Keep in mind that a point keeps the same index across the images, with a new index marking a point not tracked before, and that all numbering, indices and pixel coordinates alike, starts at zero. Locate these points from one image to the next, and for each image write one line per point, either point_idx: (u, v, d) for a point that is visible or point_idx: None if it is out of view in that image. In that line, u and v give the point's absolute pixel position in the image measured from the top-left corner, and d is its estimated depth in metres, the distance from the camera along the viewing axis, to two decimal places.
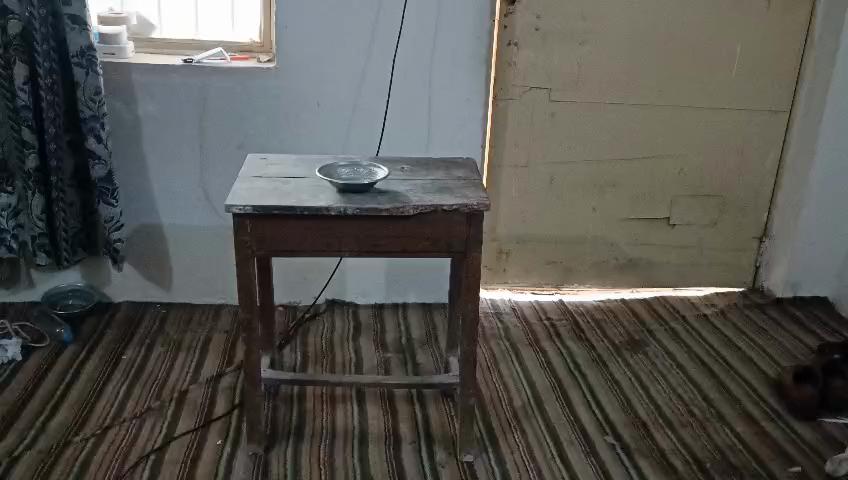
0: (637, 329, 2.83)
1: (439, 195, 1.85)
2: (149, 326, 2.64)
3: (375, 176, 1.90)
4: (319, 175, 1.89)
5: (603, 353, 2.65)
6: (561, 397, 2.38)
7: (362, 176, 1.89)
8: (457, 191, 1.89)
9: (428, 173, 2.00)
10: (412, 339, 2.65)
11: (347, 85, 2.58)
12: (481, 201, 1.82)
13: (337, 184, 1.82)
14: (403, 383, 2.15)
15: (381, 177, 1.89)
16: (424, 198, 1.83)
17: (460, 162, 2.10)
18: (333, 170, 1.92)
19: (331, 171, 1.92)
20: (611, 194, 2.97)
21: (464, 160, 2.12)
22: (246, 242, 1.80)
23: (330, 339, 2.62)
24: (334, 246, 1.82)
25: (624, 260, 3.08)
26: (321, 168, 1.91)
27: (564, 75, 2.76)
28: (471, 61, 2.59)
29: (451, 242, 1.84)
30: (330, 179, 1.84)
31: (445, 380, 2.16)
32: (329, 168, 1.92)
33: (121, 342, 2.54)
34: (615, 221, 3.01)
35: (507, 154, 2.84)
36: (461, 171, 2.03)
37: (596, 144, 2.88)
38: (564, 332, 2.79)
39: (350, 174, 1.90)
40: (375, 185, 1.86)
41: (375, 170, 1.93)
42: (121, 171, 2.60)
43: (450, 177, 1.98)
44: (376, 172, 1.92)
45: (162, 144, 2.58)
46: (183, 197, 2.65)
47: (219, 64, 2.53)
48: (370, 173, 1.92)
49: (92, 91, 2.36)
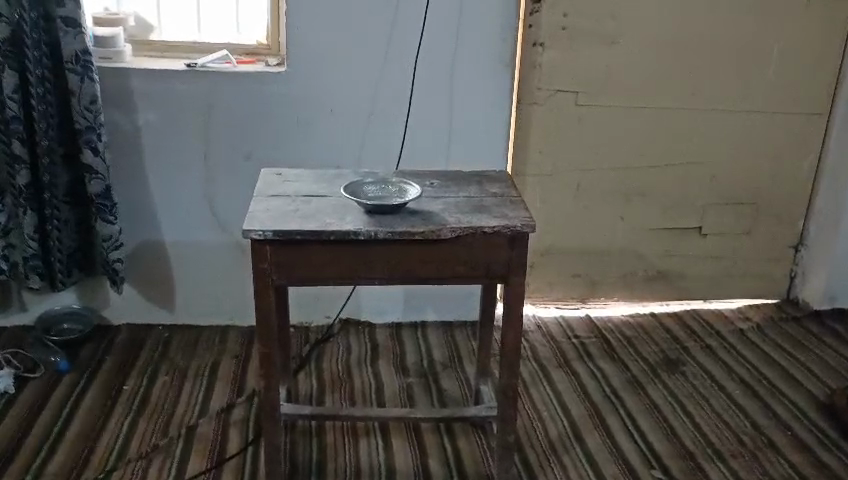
0: (672, 347, 2.67)
1: (477, 215, 1.68)
2: (150, 352, 2.45)
3: (408, 195, 1.72)
4: (344, 194, 1.71)
5: (639, 375, 2.49)
6: (598, 424, 2.21)
7: (391, 195, 1.72)
8: (495, 209, 1.72)
9: (460, 189, 1.83)
10: (433, 362, 2.46)
11: (363, 91, 2.39)
12: (524, 222, 1.64)
13: (365, 204, 1.64)
14: (433, 417, 1.97)
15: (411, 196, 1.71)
16: (461, 219, 1.65)
17: (493, 175, 1.93)
18: (358, 189, 1.74)
19: (357, 189, 1.74)
20: (641, 203, 2.80)
21: (497, 173, 1.94)
22: (264, 270, 1.62)
23: (346, 363, 2.44)
24: (362, 273, 1.64)
25: (653, 272, 2.91)
26: (347, 187, 1.73)
27: (592, 77, 2.59)
28: (496, 64, 2.41)
29: (492, 267, 1.66)
30: (357, 199, 1.67)
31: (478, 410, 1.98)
32: (354, 187, 1.74)
33: (122, 370, 2.35)
34: (644, 231, 2.84)
35: (531, 162, 2.67)
36: (496, 185, 1.86)
37: (625, 150, 2.70)
38: (594, 351, 2.61)
39: (377, 192, 1.72)
40: (406, 205, 1.69)
41: (404, 187, 1.76)
42: (118, 184, 2.41)
43: (485, 194, 1.81)
44: (407, 190, 1.74)
45: (163, 156, 2.39)
46: (187, 212, 2.46)
47: (225, 68, 2.35)
48: (402, 192, 1.74)
49: (88, 100, 2.17)
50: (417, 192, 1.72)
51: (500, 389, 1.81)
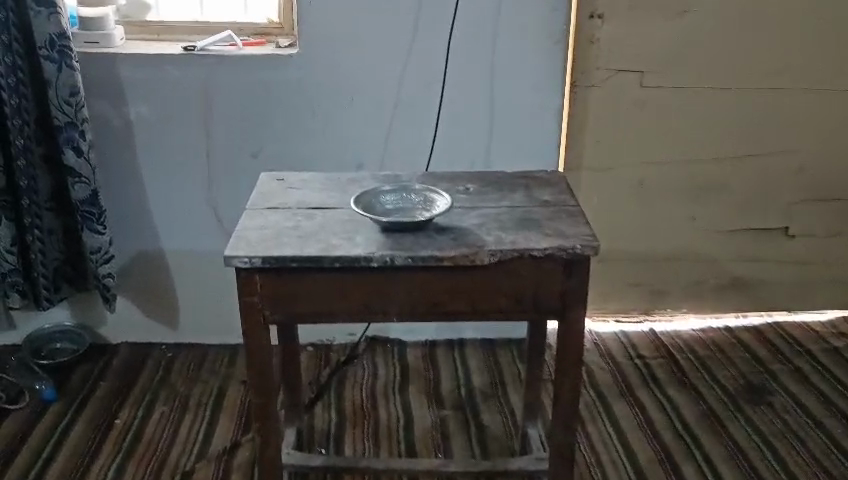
0: (751, 370, 2.26)
1: (523, 233, 1.32)
2: (150, 375, 2.15)
3: (436, 210, 1.37)
4: (355, 207, 1.36)
5: (716, 407, 2.09)
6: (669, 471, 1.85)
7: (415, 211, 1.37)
8: (546, 224, 1.35)
9: (501, 198, 1.47)
10: (473, 392, 2.11)
11: (388, 76, 2.04)
12: (583, 244, 1.28)
13: (382, 221, 1.29)
14: (471, 471, 1.63)
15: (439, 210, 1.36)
16: (503, 239, 1.29)
17: (543, 179, 1.56)
18: (372, 203, 1.39)
19: (370, 202, 1.39)
20: (717, 200, 2.38)
21: (548, 175, 1.58)
22: (254, 303, 1.29)
23: (371, 391, 2.10)
24: (376, 309, 1.30)
25: (728, 279, 2.48)
26: (358, 198, 1.38)
27: (660, 54, 2.19)
28: (545, 39, 2.03)
29: (542, 300, 1.30)
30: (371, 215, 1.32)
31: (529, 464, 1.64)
32: (367, 199, 1.39)
33: (116, 398, 2.05)
34: (718, 232, 2.41)
35: (586, 154, 2.28)
36: (547, 193, 1.49)
37: (698, 139, 2.29)
38: (662, 376, 2.22)
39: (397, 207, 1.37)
40: (432, 221, 1.34)
41: (431, 197, 1.41)
42: (110, 188, 2.11)
43: (533, 204, 1.45)
44: (435, 203, 1.39)
45: (160, 154, 2.08)
46: (189, 217, 2.15)
47: (228, 51, 2.02)
48: (429, 207, 1.39)
49: (67, 91, 1.86)
50: (448, 203, 1.36)
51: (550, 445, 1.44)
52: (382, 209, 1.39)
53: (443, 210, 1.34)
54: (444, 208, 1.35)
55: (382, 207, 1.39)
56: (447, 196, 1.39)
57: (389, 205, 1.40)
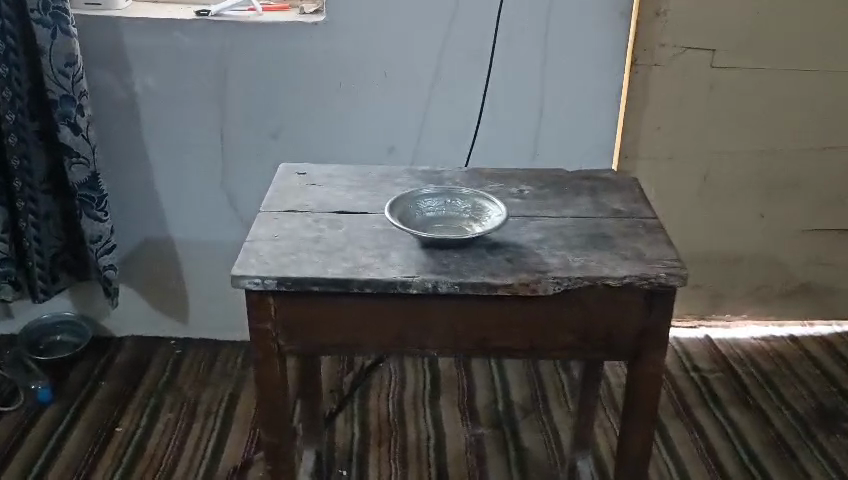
0: (821, 390, 2.01)
1: (592, 255, 1.08)
2: (155, 377, 1.95)
3: (488, 223, 1.13)
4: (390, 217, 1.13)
5: (784, 431, 1.86)
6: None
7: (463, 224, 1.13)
8: (619, 243, 1.12)
9: (562, 206, 1.23)
10: (511, 407, 1.89)
11: (427, 49, 1.79)
12: (668, 272, 1.04)
13: (424, 237, 1.06)
14: None
15: (492, 223, 1.12)
16: (569, 263, 1.06)
17: (609, 182, 1.32)
18: (411, 211, 1.15)
19: (408, 209, 1.16)
20: (791, 198, 2.12)
21: (614, 177, 1.34)
22: (268, 331, 1.08)
23: (398, 403, 1.89)
24: (413, 343, 1.08)
25: (796, 284, 2.23)
26: (395, 204, 1.15)
27: (736, 30, 1.91)
28: (607, 11, 1.76)
29: (615, 339, 1.07)
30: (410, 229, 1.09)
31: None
32: (405, 205, 1.16)
33: (118, 402, 1.86)
34: (788, 233, 2.16)
35: (645, 142, 2.03)
36: (616, 199, 1.25)
37: (773, 128, 2.03)
38: (722, 392, 1.99)
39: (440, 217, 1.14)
40: (482, 236, 1.11)
41: (482, 204, 1.17)
42: (114, 168, 1.89)
43: (600, 213, 1.21)
44: (486, 212, 1.15)
45: (169, 132, 1.86)
46: (200, 202, 1.93)
47: (245, 18, 1.78)
48: (479, 217, 1.15)
49: (62, 60, 1.64)
50: (503, 215, 1.12)
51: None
52: (423, 218, 1.16)
53: (498, 223, 1.10)
54: (498, 221, 1.11)
55: (422, 215, 1.16)
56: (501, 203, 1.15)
57: (431, 214, 1.16)
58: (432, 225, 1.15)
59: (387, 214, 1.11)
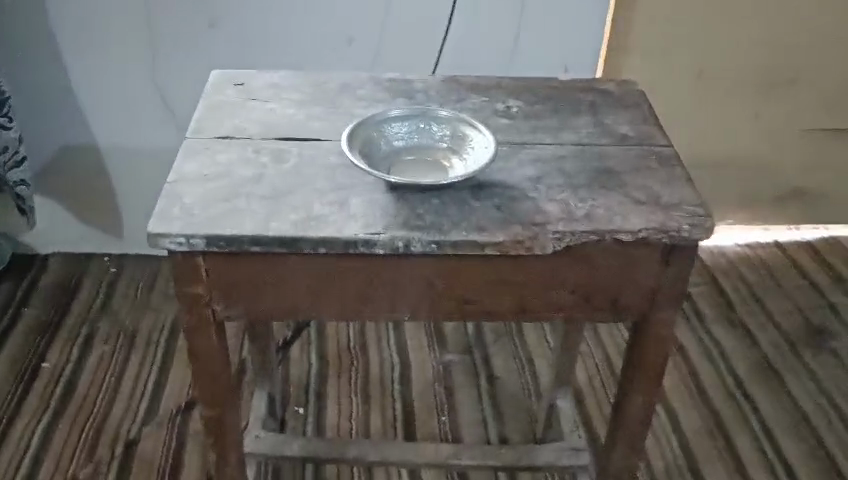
0: (809, 306, 1.88)
1: (598, 200, 0.88)
2: (87, 301, 1.74)
3: (470, 156, 0.92)
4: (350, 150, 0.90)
5: (772, 353, 1.74)
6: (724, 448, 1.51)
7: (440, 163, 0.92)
8: (630, 183, 0.92)
9: (559, 130, 1.01)
10: (483, 330, 1.74)
11: None
12: (691, 223, 0.85)
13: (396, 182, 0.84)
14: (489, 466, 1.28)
15: (475, 157, 0.90)
16: (571, 212, 0.86)
17: (612, 95, 1.10)
18: (376, 140, 0.93)
19: (372, 137, 0.93)
20: (792, 98, 1.92)
21: (617, 89, 1.12)
22: (201, 295, 0.87)
23: (360, 328, 1.72)
24: (380, 307, 0.88)
25: (787, 189, 2.07)
26: (356, 132, 0.91)
27: None
28: None
29: (621, 300, 0.89)
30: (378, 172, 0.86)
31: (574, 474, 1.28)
32: (367, 132, 0.93)
33: (44, 333, 1.65)
34: (781, 135, 1.97)
35: (639, 34, 1.77)
36: (622, 120, 1.04)
37: (778, 18, 1.79)
38: (705, 310, 1.85)
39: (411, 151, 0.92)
40: (464, 175, 0.89)
41: (463, 131, 0.94)
42: (18, 64, 1.59)
43: (604, 140, 1.00)
44: (468, 140, 0.93)
45: (81, 19, 1.55)
46: (124, 102, 1.66)
47: None
48: (459, 147, 0.94)
49: None
50: (488, 147, 0.90)
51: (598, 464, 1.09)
52: (391, 150, 0.93)
53: (481, 159, 0.89)
54: (482, 156, 0.89)
55: (390, 145, 0.94)
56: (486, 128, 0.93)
57: (401, 143, 0.94)
58: (402, 158, 0.93)
59: (342, 146, 0.88)
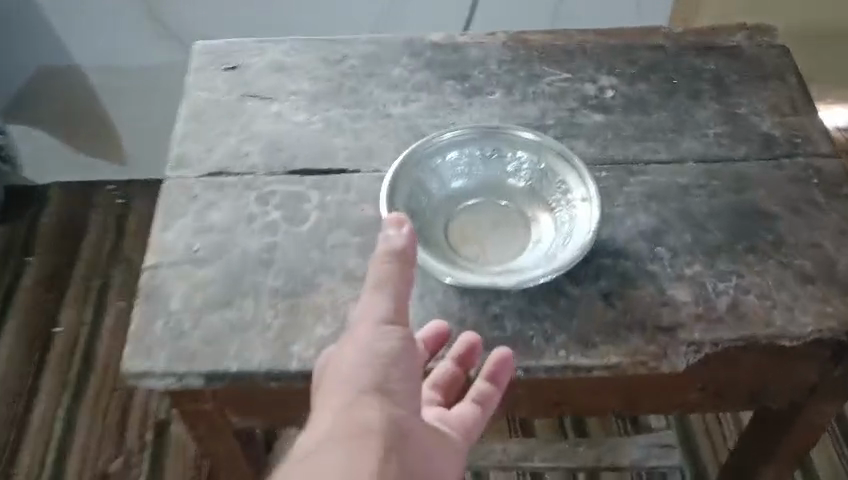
0: None
1: (745, 272, 0.63)
2: (100, 240, 1.31)
3: (562, 209, 0.66)
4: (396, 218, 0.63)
5: None
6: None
7: (525, 220, 0.67)
8: (786, 234, 0.65)
9: (677, 133, 0.73)
10: None
11: None
12: None
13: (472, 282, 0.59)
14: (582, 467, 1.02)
15: (569, 215, 0.65)
16: (708, 300, 0.62)
17: (744, 58, 0.79)
18: (425, 186, 0.67)
19: (419, 183, 0.66)
20: None
21: (750, 45, 0.81)
22: (209, 411, 0.67)
23: None
24: None
25: None
26: (399, 186, 0.64)
27: None
28: None
29: (764, 392, 0.68)
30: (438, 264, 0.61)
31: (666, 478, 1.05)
32: (414, 175, 0.66)
33: (54, 292, 1.23)
34: None
35: None
36: (763, 109, 0.74)
37: None
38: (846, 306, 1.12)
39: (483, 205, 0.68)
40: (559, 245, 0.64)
41: (557, 167, 0.67)
42: None
43: (742, 147, 0.72)
44: (556, 182, 0.67)
45: None
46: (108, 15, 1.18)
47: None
48: (543, 189, 0.68)
49: None
50: (587, 199, 0.65)
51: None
52: (446, 197, 0.68)
53: (580, 223, 0.64)
54: (582, 217, 0.64)
55: (444, 190, 0.68)
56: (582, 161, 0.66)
57: (460, 183, 0.68)
58: (466, 208, 0.68)
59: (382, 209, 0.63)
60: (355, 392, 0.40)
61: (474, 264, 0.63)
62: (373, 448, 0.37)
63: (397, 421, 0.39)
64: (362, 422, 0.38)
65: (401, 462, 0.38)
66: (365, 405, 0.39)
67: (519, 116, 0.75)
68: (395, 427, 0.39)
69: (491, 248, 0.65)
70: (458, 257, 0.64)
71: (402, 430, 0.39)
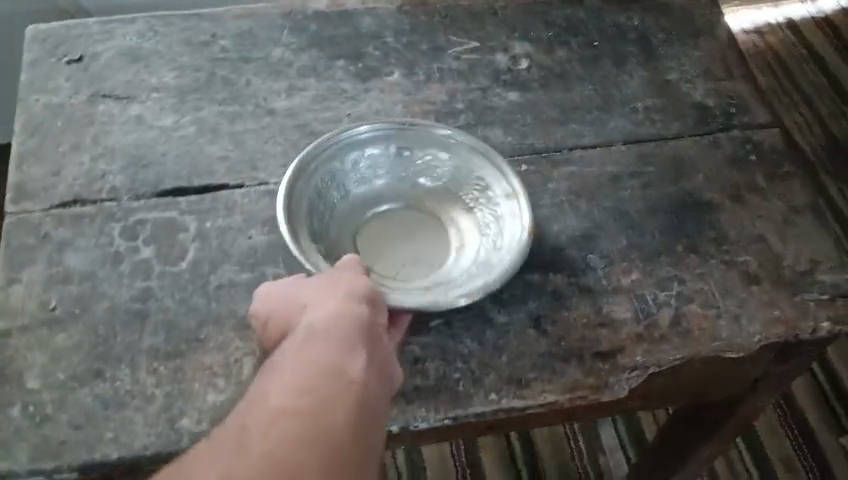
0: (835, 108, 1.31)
1: (685, 276, 0.57)
2: None
3: (483, 208, 0.59)
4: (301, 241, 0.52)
5: None
6: (801, 458, 0.93)
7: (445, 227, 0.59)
8: (725, 228, 0.60)
9: (603, 110, 0.66)
10: None
11: None
12: (832, 318, 0.55)
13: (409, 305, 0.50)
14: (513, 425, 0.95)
15: (493, 215, 0.58)
16: (648, 316, 0.55)
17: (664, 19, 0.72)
18: (325, 198, 0.57)
19: (315, 200, 0.56)
20: None
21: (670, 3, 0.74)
22: None
23: None
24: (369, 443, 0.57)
25: None
26: (297, 206, 0.54)
27: None
28: None
29: (709, 390, 0.62)
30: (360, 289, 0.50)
31: (596, 428, 0.95)
32: (308, 186, 0.56)
33: None
34: None
35: None
36: (685, 79, 0.68)
37: None
38: None
39: (393, 212, 0.60)
40: (487, 254, 0.57)
41: (476, 160, 0.59)
42: None
43: (668, 126, 0.65)
44: (472, 179, 0.59)
45: None
46: None
47: None
48: (456, 187, 0.60)
49: None
50: (512, 195, 0.57)
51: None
52: (348, 207, 0.59)
53: (508, 224, 0.57)
54: (508, 218, 0.57)
55: (346, 198, 0.59)
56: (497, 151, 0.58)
57: (362, 188, 0.59)
58: (374, 219, 0.59)
59: (281, 226, 0.51)
60: (335, 303, 0.45)
61: (398, 286, 0.55)
62: (361, 343, 0.42)
63: (375, 331, 0.44)
64: (348, 326, 0.43)
65: (382, 352, 0.43)
66: (348, 305, 0.44)
67: (425, 102, 0.65)
68: (373, 333, 0.44)
69: (412, 262, 0.57)
70: (378, 277, 0.55)
71: (379, 327, 0.45)
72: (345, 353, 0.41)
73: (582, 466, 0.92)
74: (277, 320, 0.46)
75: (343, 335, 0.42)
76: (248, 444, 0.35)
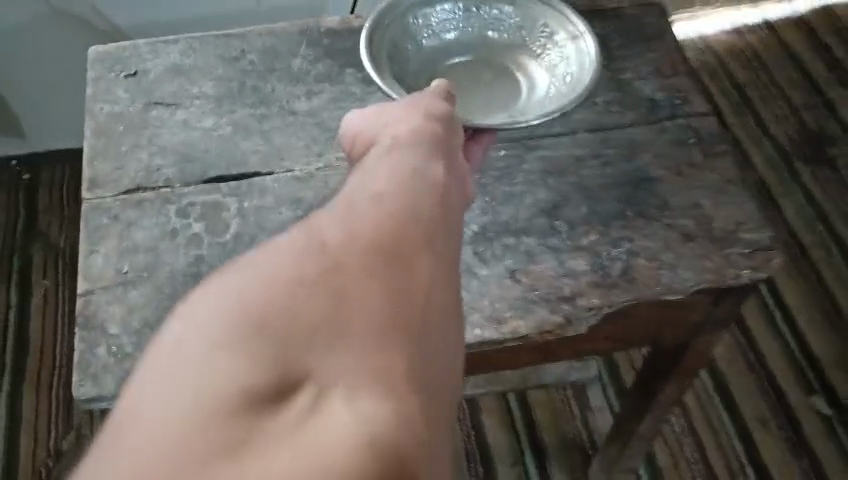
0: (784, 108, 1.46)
1: (633, 236, 0.70)
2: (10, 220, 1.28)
3: (550, 50, 0.81)
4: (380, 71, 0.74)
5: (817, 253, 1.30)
6: (773, 414, 1.15)
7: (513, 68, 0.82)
8: (667, 198, 0.73)
9: None
10: None
11: None
12: (751, 266, 0.69)
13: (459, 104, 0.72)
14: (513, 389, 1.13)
15: (559, 52, 0.81)
16: (603, 267, 0.68)
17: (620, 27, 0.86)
18: (404, 42, 0.80)
19: (394, 44, 0.79)
20: None
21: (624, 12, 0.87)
22: None
23: None
24: None
25: None
26: (379, 44, 0.77)
27: None
28: None
29: (661, 332, 0.75)
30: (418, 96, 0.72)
31: (587, 391, 1.15)
32: (392, 30, 0.79)
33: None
34: None
35: None
36: (638, 77, 0.82)
37: None
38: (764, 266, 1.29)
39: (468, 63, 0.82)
40: (548, 81, 0.79)
41: (543, 13, 0.82)
42: None
43: (622, 116, 0.79)
44: (539, 28, 0.82)
45: None
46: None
47: None
48: (527, 37, 0.83)
49: None
50: (576, 36, 0.80)
51: (613, 447, 1.02)
52: (429, 50, 0.82)
53: (575, 56, 0.79)
54: (571, 52, 0.79)
55: (422, 48, 0.81)
56: (562, 5, 0.82)
57: (444, 35, 0.83)
58: (451, 62, 0.82)
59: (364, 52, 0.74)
60: (417, 124, 0.59)
61: (479, 108, 0.77)
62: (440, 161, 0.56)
63: (449, 150, 0.58)
64: (430, 145, 0.57)
65: (455, 166, 0.57)
66: (428, 128, 0.59)
67: None
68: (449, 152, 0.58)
69: (486, 94, 0.79)
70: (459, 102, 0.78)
71: (452, 146, 0.59)
72: (430, 165, 0.55)
73: (576, 424, 1.12)
74: (362, 138, 0.62)
75: (429, 149, 0.57)
76: (360, 213, 0.49)
